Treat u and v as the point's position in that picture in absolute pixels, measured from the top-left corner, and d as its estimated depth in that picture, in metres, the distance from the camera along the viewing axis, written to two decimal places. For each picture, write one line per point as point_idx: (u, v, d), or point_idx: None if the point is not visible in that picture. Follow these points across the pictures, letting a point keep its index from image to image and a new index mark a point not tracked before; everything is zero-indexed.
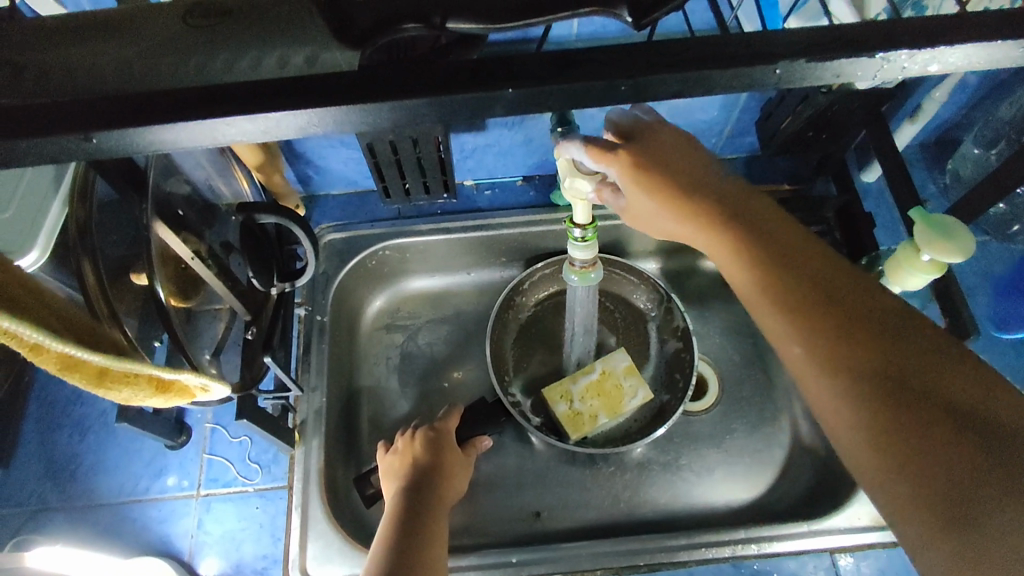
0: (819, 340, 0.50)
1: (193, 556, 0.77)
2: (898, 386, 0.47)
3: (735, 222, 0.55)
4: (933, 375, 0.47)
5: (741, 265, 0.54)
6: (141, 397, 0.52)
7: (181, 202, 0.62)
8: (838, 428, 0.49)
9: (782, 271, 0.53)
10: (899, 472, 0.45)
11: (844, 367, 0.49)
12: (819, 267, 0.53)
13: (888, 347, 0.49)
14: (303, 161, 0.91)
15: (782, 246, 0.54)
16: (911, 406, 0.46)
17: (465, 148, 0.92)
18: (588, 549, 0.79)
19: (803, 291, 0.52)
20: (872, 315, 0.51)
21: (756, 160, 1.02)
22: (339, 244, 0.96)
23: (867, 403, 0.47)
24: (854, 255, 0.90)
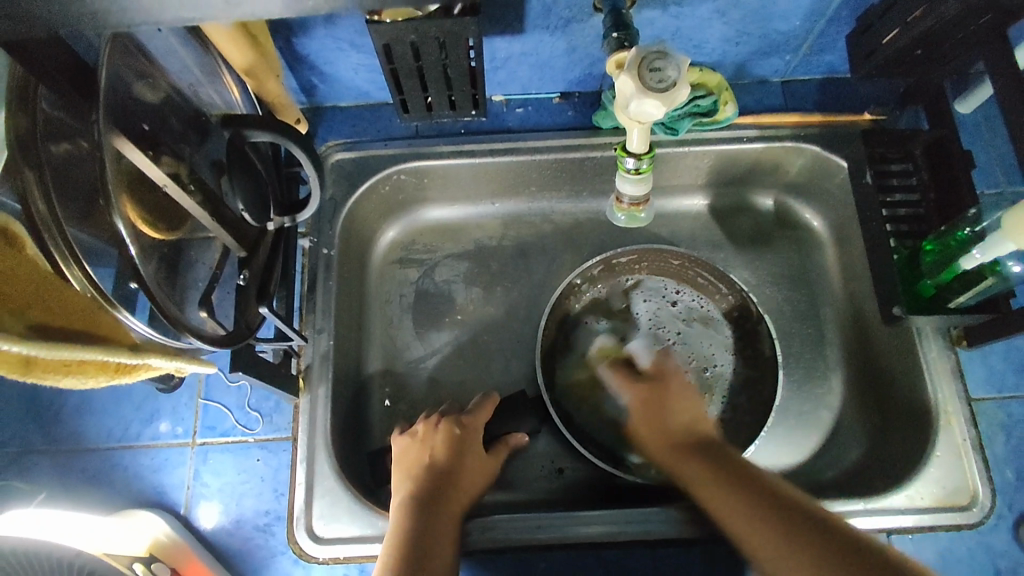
0: (755, 524, 0.55)
1: (190, 509, 0.71)
2: (810, 539, 0.52)
3: (693, 446, 0.66)
4: (845, 546, 0.51)
5: (716, 481, 0.60)
6: (94, 379, 0.48)
7: (152, 113, 0.51)
8: (759, 559, 0.54)
9: (730, 487, 0.59)
10: None
11: (744, 514, 0.56)
12: (750, 479, 0.59)
13: (810, 530, 0.52)
14: (305, 65, 0.77)
15: (722, 465, 0.62)
16: (827, 554, 0.50)
17: (496, 57, 0.78)
18: (621, 517, 0.71)
19: (740, 495, 0.58)
20: (783, 500, 0.56)
21: (835, 84, 0.87)
22: (347, 166, 0.84)
23: (759, 524, 0.55)
24: (944, 201, 0.77)
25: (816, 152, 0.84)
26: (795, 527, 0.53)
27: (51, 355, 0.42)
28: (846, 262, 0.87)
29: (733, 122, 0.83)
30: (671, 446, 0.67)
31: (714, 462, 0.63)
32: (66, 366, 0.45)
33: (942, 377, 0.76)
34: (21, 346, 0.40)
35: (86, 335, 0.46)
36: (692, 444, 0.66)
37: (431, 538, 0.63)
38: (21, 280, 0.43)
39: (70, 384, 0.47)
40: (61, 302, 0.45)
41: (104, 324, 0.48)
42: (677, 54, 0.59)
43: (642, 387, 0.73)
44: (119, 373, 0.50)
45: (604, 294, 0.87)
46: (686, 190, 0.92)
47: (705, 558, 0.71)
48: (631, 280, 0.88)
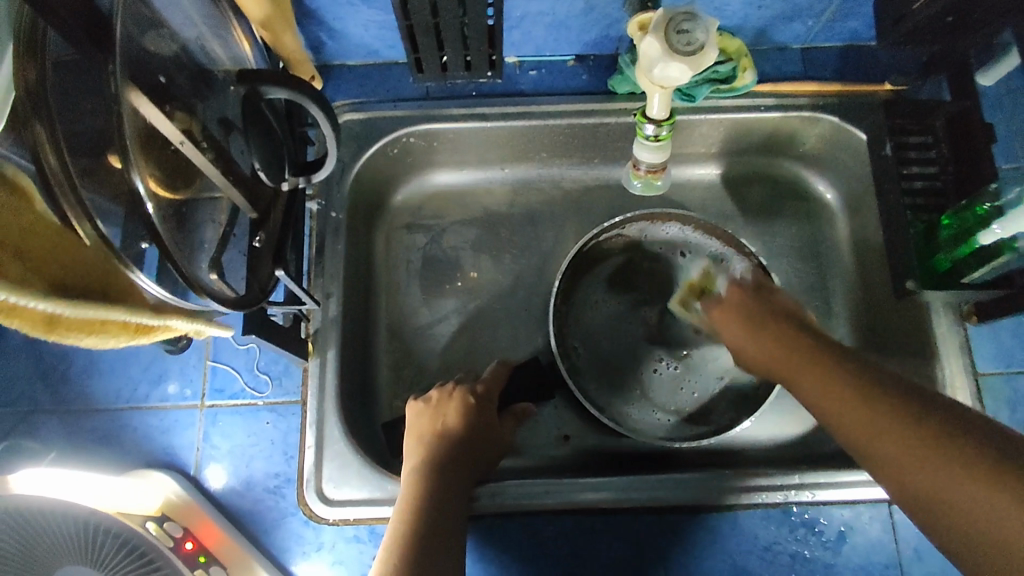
0: (832, 381, 0.53)
1: (199, 469, 0.71)
2: (923, 420, 0.48)
3: (764, 321, 0.62)
4: (936, 414, 0.48)
5: (798, 360, 0.57)
6: (116, 339, 0.49)
7: (164, 67, 0.49)
8: (852, 441, 0.51)
9: (794, 356, 0.57)
10: (930, 454, 0.46)
11: (837, 390, 0.52)
12: (803, 346, 0.58)
13: (894, 394, 0.50)
14: (313, 20, 0.74)
15: (790, 336, 0.59)
16: (920, 422, 0.47)
17: (513, 15, 0.75)
18: (625, 486, 0.72)
19: (808, 358, 0.56)
20: (900, 386, 0.51)
21: (856, 52, 0.85)
22: (356, 126, 0.82)
23: (825, 388, 0.53)
24: (964, 173, 0.76)
25: (835, 123, 0.82)
26: (903, 406, 0.49)
27: (74, 315, 0.43)
28: (858, 236, 0.86)
29: (752, 89, 0.82)
30: (752, 333, 0.62)
31: (793, 333, 0.60)
32: (92, 326, 0.45)
33: (949, 352, 0.76)
34: (49, 305, 0.41)
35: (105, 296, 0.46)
36: (776, 323, 0.61)
37: (446, 501, 0.63)
38: (38, 238, 0.42)
39: (91, 344, 0.48)
40: (77, 264, 0.45)
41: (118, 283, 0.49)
42: (706, 15, 0.57)
43: (736, 291, 0.66)
44: (138, 334, 0.51)
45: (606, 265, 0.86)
46: (699, 159, 0.90)
47: (710, 524, 0.72)
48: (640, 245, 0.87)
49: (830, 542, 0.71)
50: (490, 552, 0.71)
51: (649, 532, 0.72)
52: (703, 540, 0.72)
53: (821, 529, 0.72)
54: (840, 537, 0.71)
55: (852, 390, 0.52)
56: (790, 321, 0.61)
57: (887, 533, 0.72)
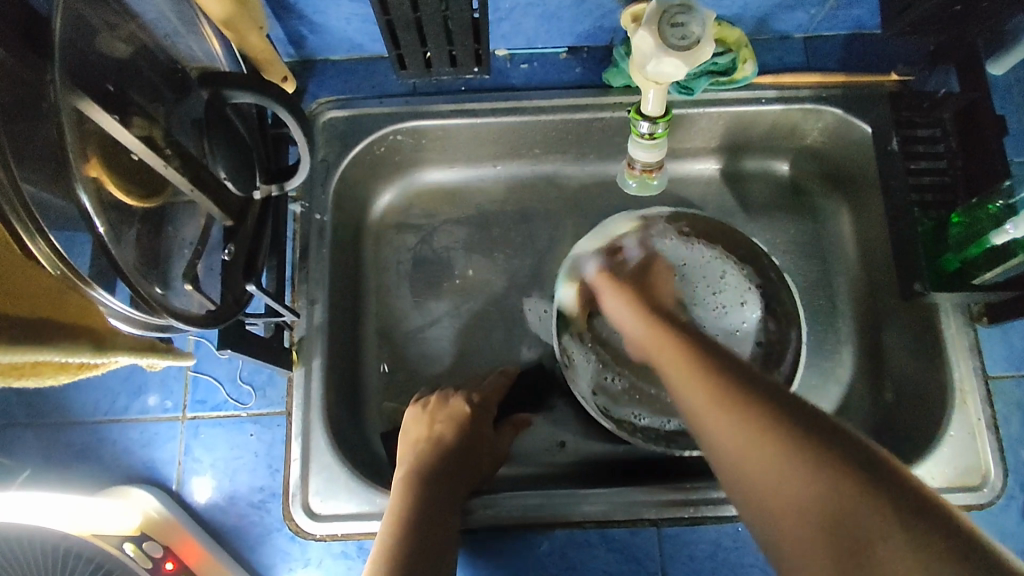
0: (710, 391, 0.48)
1: (182, 484, 0.69)
2: (777, 420, 0.44)
3: (656, 326, 0.61)
4: (807, 419, 0.43)
5: (682, 365, 0.53)
6: (55, 376, 0.46)
7: (118, 71, 0.46)
8: (715, 449, 0.47)
9: (679, 360, 0.54)
10: (795, 461, 0.41)
11: (702, 399, 0.49)
12: (686, 347, 0.55)
13: (761, 397, 0.46)
14: (292, 13, 0.71)
15: (678, 339, 0.56)
16: (785, 427, 0.43)
17: (501, 7, 0.72)
18: (622, 498, 0.69)
19: (691, 360, 0.53)
20: (757, 387, 0.47)
21: (861, 41, 0.81)
22: (340, 125, 0.78)
23: (707, 394, 0.48)
24: (973, 168, 0.72)
25: (840, 115, 0.79)
26: (753, 410, 0.45)
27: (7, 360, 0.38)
28: (864, 233, 0.83)
29: (753, 81, 0.78)
30: (649, 331, 0.61)
31: (684, 338, 0.57)
32: (19, 369, 0.42)
33: (960, 355, 0.73)
34: None
35: (51, 327, 0.41)
36: (668, 327, 0.60)
37: (435, 520, 0.61)
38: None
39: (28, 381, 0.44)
40: (25, 292, 0.40)
41: (76, 309, 0.44)
42: (701, 7, 0.54)
43: (625, 282, 0.70)
44: (82, 369, 0.48)
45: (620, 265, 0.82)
46: (698, 153, 0.87)
47: (709, 536, 0.69)
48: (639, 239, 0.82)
49: None
50: (482, 566, 0.69)
51: (646, 544, 0.69)
52: (703, 552, 0.69)
53: None
54: None
55: (715, 399, 0.47)
56: (677, 329, 0.59)
57: None
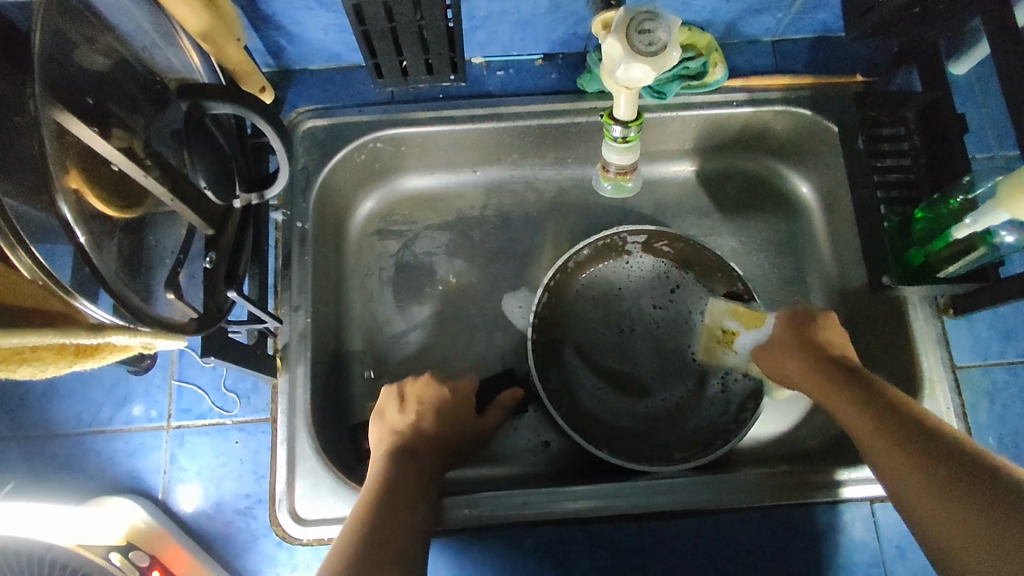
0: (865, 419, 0.58)
1: (168, 493, 0.69)
2: (930, 452, 0.52)
3: (816, 357, 0.67)
4: (949, 447, 0.52)
5: (845, 397, 0.61)
6: (54, 365, 0.45)
7: (98, 84, 0.46)
8: (880, 474, 0.56)
9: (836, 388, 0.63)
10: (935, 476, 0.50)
11: (873, 436, 0.57)
12: (832, 374, 0.64)
13: (912, 427, 0.55)
14: (269, 24, 0.72)
15: (831, 373, 0.64)
16: (937, 454, 0.52)
17: (477, 16, 0.73)
18: (606, 493, 0.70)
19: (841, 390, 0.62)
20: (919, 417, 0.56)
21: (827, 44, 0.83)
22: (320, 134, 0.79)
23: (864, 416, 0.58)
24: (936, 164, 0.75)
25: (807, 116, 0.81)
26: (913, 448, 0.53)
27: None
28: (835, 230, 0.85)
29: (723, 84, 0.80)
30: (807, 361, 0.68)
31: (840, 369, 0.64)
32: (17, 354, 0.41)
33: (929, 346, 0.75)
34: None
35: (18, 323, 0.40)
36: (826, 360, 0.66)
37: (410, 492, 0.63)
38: None
39: (30, 373, 0.44)
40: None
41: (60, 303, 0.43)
42: (668, 13, 0.55)
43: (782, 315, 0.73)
44: (81, 358, 0.46)
45: (609, 289, 0.84)
46: (673, 156, 0.89)
47: (691, 530, 0.71)
48: (626, 265, 0.85)
49: (812, 543, 0.71)
50: (468, 566, 0.70)
51: (629, 539, 0.71)
52: (684, 546, 0.71)
53: (803, 530, 0.71)
54: (823, 537, 0.71)
55: (878, 430, 0.56)
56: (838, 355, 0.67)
57: (869, 532, 0.71)
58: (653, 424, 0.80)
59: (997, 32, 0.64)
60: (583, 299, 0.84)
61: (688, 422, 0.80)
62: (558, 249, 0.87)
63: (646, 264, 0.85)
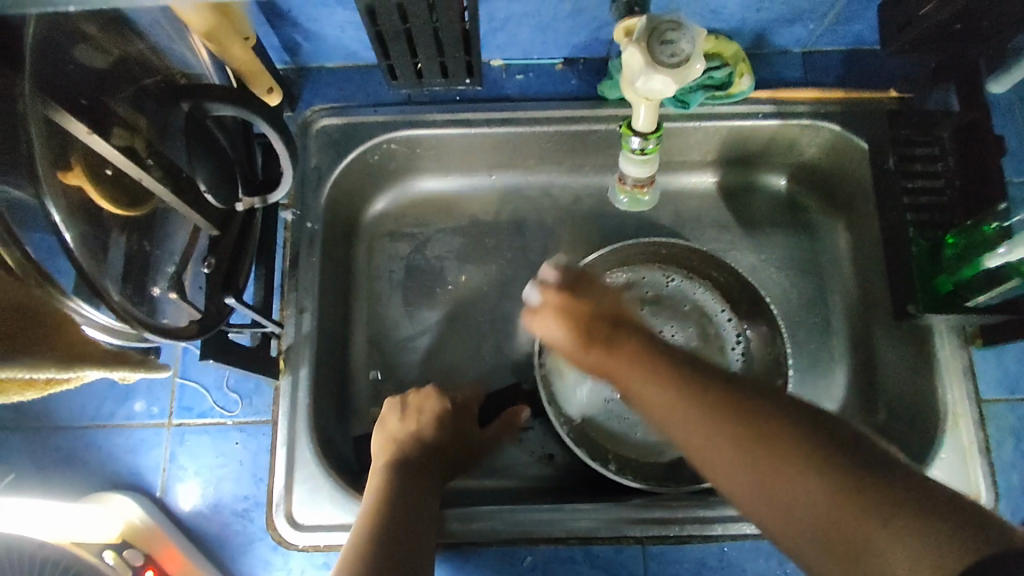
0: (695, 415, 0.48)
1: (166, 491, 0.68)
2: (758, 443, 0.45)
3: (614, 334, 0.54)
4: (786, 436, 0.45)
5: (659, 388, 0.50)
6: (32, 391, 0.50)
7: (99, 83, 0.45)
8: (710, 471, 0.48)
9: (650, 377, 0.51)
10: (786, 477, 0.44)
11: (705, 436, 0.48)
12: (634, 356, 0.53)
13: (745, 420, 0.47)
14: (287, 21, 0.70)
15: (636, 351, 0.53)
16: (779, 447, 0.45)
17: (495, 18, 0.71)
18: (608, 514, 0.68)
19: (655, 378, 0.51)
20: (737, 387, 0.49)
21: (860, 56, 0.80)
22: (334, 132, 0.78)
23: (695, 417, 0.48)
24: (970, 189, 0.71)
25: (837, 132, 0.78)
26: (745, 435, 0.46)
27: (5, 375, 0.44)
28: (860, 251, 0.82)
29: (749, 95, 0.78)
30: (602, 344, 0.55)
31: (641, 343, 0.54)
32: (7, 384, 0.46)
33: (955, 380, 0.72)
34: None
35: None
36: (626, 335, 0.54)
37: (414, 505, 0.63)
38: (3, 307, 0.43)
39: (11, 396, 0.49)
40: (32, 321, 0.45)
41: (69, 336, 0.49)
42: (692, 24, 0.54)
43: (562, 275, 0.59)
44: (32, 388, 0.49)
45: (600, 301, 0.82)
46: (694, 166, 0.86)
47: (695, 556, 0.69)
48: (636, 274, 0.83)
49: None
50: None
51: (631, 562, 0.69)
52: (687, 571, 0.69)
53: None
54: None
55: (704, 420, 0.48)
56: (623, 324, 0.55)
57: None
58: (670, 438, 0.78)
59: None
60: None
61: None
62: (571, 258, 0.85)
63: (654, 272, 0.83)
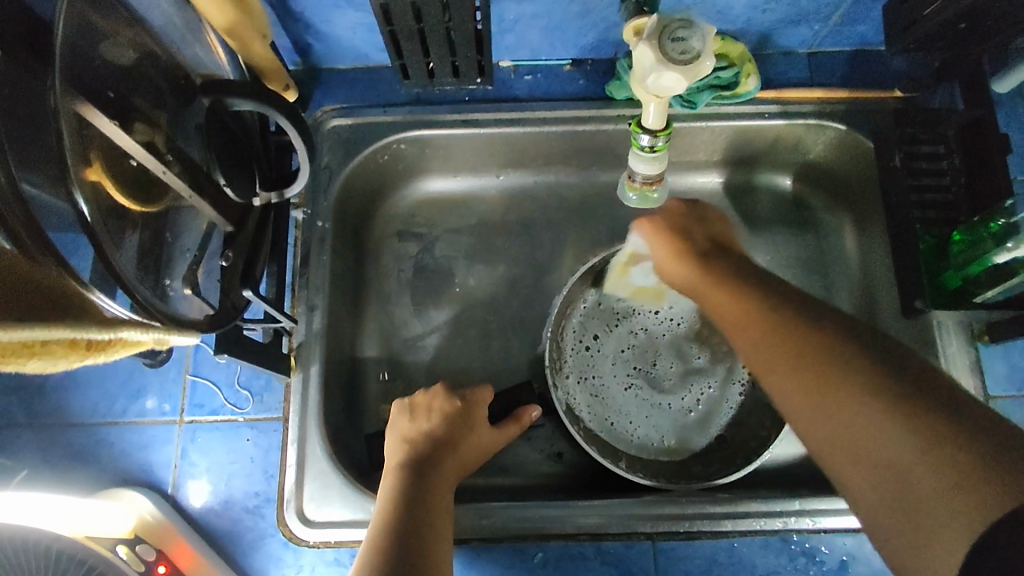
0: (780, 341, 0.49)
1: (178, 488, 0.69)
2: (845, 372, 0.45)
3: (714, 269, 0.56)
4: (878, 371, 0.44)
5: (750, 314, 0.51)
6: (77, 360, 0.46)
7: (119, 76, 0.46)
8: (784, 405, 0.48)
9: (747, 310, 0.51)
10: (868, 408, 0.43)
11: (787, 360, 0.48)
12: (734, 298, 0.53)
13: (836, 350, 0.46)
14: (299, 22, 0.71)
15: (774, 291, 0.52)
16: (868, 380, 0.44)
17: (505, 19, 0.72)
18: (617, 511, 0.68)
19: (750, 309, 0.51)
20: (820, 328, 0.48)
21: (865, 58, 0.81)
22: (344, 132, 0.79)
23: (781, 342, 0.49)
24: (978, 186, 0.72)
25: (842, 131, 0.79)
26: (822, 368, 0.46)
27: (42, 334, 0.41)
28: (866, 248, 0.82)
29: (756, 96, 0.78)
30: (698, 268, 0.56)
31: (732, 270, 0.55)
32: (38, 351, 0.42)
33: (962, 373, 0.73)
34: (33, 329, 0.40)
35: (45, 315, 0.41)
36: (718, 264, 0.56)
37: (429, 504, 0.63)
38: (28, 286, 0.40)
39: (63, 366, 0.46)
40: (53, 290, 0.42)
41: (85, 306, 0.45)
42: (702, 22, 0.54)
43: (665, 220, 0.61)
44: (93, 351, 0.47)
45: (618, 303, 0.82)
46: (701, 166, 0.87)
47: (705, 552, 0.69)
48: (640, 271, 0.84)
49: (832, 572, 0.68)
50: None
51: (641, 558, 0.69)
52: (698, 567, 0.69)
53: (822, 558, 0.69)
54: (843, 567, 0.68)
55: (779, 343, 0.49)
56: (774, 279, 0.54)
57: None
58: (682, 432, 0.78)
59: None
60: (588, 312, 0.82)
61: (712, 425, 0.79)
62: (579, 258, 0.85)
63: None
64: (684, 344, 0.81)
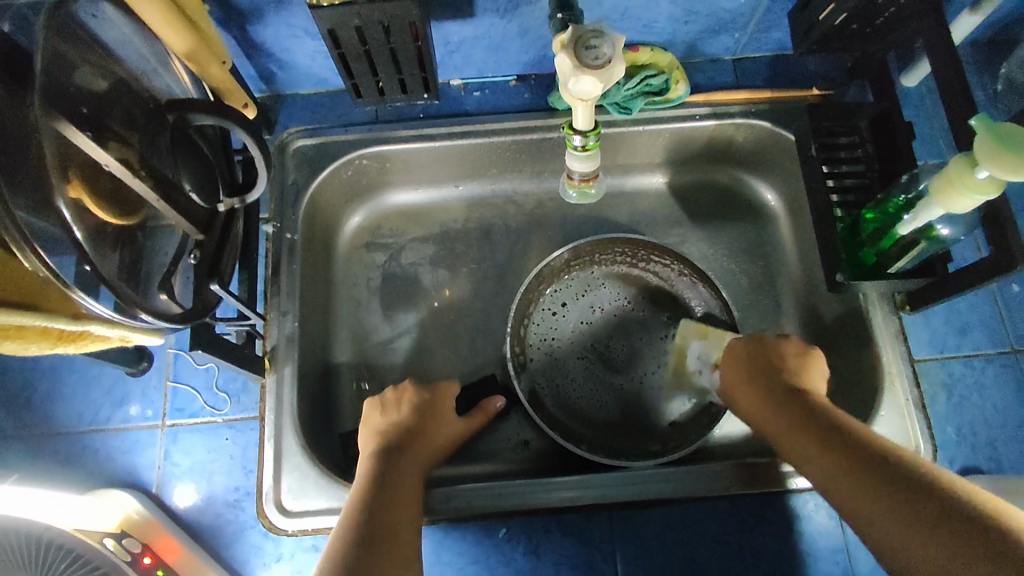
0: (856, 481, 0.53)
1: (162, 487, 0.73)
2: (921, 512, 0.49)
3: (791, 404, 0.63)
4: (954, 514, 0.47)
5: (822, 451, 0.57)
6: (37, 343, 0.52)
7: (92, 99, 0.51)
8: (870, 541, 0.51)
9: (824, 450, 0.57)
10: (954, 552, 0.45)
11: (862, 497, 0.52)
12: (820, 436, 0.58)
13: (904, 491, 0.51)
14: (261, 52, 0.78)
15: (842, 434, 0.57)
16: (942, 521, 0.47)
17: (450, 42, 0.79)
18: (578, 486, 0.73)
19: (827, 448, 0.57)
20: (893, 470, 0.53)
21: (784, 61, 0.89)
22: (310, 151, 0.85)
23: (855, 481, 0.53)
24: (889, 171, 0.79)
25: (768, 128, 0.86)
26: (895, 489, 0.51)
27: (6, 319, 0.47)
28: (798, 233, 0.89)
29: (685, 100, 0.86)
30: (768, 396, 0.65)
31: (799, 406, 0.62)
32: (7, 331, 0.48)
33: (888, 341, 0.79)
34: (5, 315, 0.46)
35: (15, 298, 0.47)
36: (782, 396, 0.64)
37: (398, 484, 0.67)
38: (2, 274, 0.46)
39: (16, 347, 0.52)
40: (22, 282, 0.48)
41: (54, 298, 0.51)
42: (612, 32, 0.61)
43: (739, 354, 0.71)
44: (59, 340, 0.53)
45: (579, 291, 0.88)
46: (644, 168, 0.94)
47: (659, 518, 0.74)
48: (590, 271, 0.88)
49: (779, 531, 0.73)
50: (447, 553, 0.74)
51: (600, 528, 0.74)
52: (654, 533, 0.74)
53: (768, 518, 0.74)
54: (788, 526, 0.73)
55: (854, 485, 0.53)
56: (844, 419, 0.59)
57: (833, 521, 0.73)
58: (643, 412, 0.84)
59: (934, 43, 0.69)
60: (542, 313, 0.87)
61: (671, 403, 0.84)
62: (536, 257, 0.91)
63: (606, 270, 0.88)
64: (638, 332, 0.87)
